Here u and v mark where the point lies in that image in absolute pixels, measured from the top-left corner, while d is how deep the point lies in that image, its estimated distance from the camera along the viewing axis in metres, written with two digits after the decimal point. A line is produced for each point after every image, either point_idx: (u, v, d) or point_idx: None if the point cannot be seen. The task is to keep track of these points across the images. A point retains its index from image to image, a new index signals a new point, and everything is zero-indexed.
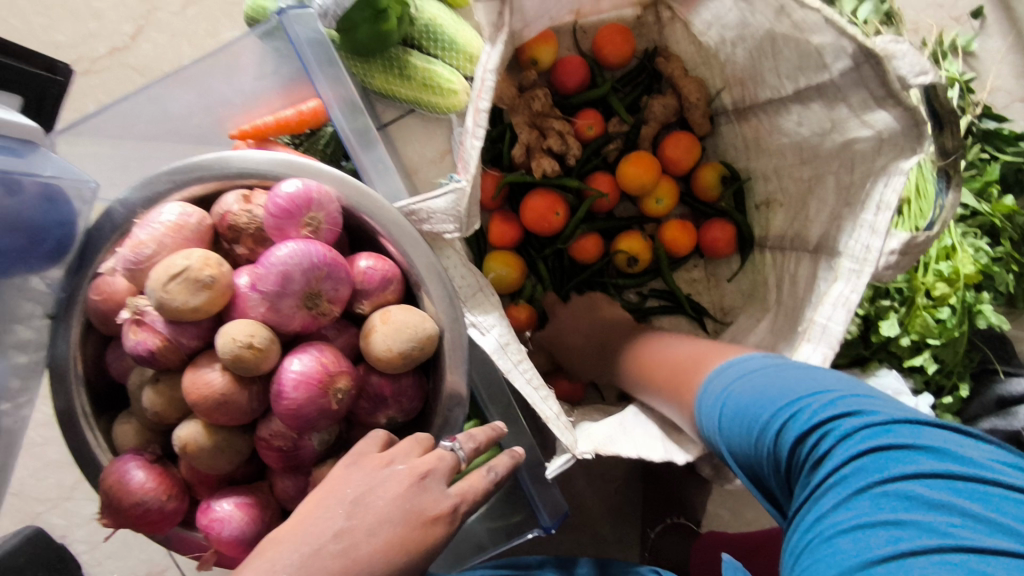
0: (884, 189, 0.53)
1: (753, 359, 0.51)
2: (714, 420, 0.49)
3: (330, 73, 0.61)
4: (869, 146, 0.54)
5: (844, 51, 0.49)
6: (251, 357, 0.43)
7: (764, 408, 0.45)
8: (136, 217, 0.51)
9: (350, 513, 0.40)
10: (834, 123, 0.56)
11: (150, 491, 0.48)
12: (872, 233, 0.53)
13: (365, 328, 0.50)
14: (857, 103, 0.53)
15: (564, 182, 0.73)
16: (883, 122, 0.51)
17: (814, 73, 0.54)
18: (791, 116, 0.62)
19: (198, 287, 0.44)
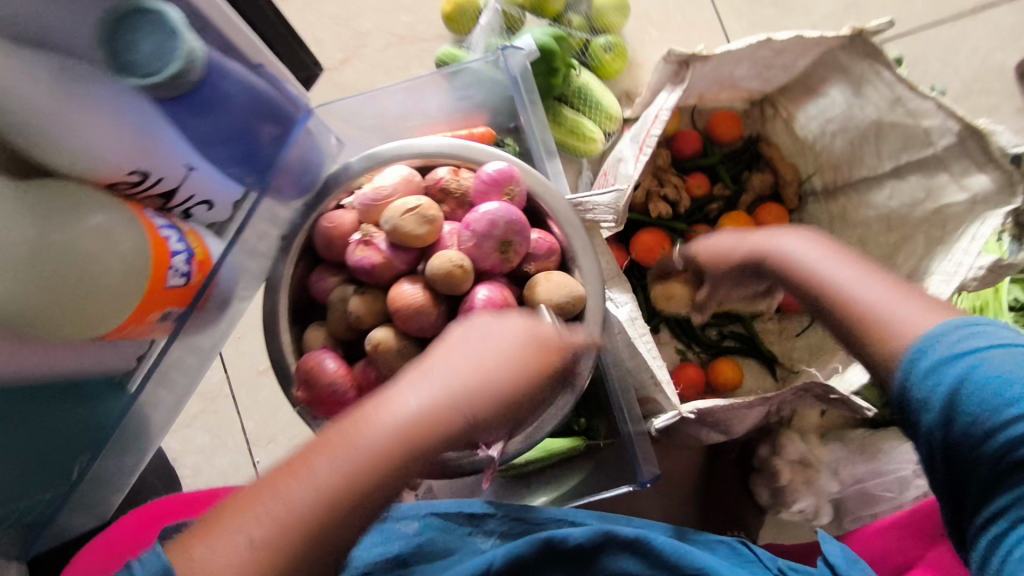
0: (980, 227, 0.61)
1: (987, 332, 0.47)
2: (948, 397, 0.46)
3: (532, 102, 0.74)
4: (961, 209, 0.65)
5: (950, 130, 0.63)
6: (459, 274, 0.58)
7: (1012, 398, 0.44)
8: (362, 177, 0.66)
9: (478, 355, 0.44)
10: (930, 191, 0.68)
11: (340, 377, 0.61)
12: (964, 253, 0.61)
13: (531, 282, 0.63)
14: (958, 170, 0.64)
15: (675, 225, 0.87)
16: (980, 185, 0.62)
17: (920, 147, 0.67)
18: (883, 191, 0.75)
19: (424, 221, 0.59)
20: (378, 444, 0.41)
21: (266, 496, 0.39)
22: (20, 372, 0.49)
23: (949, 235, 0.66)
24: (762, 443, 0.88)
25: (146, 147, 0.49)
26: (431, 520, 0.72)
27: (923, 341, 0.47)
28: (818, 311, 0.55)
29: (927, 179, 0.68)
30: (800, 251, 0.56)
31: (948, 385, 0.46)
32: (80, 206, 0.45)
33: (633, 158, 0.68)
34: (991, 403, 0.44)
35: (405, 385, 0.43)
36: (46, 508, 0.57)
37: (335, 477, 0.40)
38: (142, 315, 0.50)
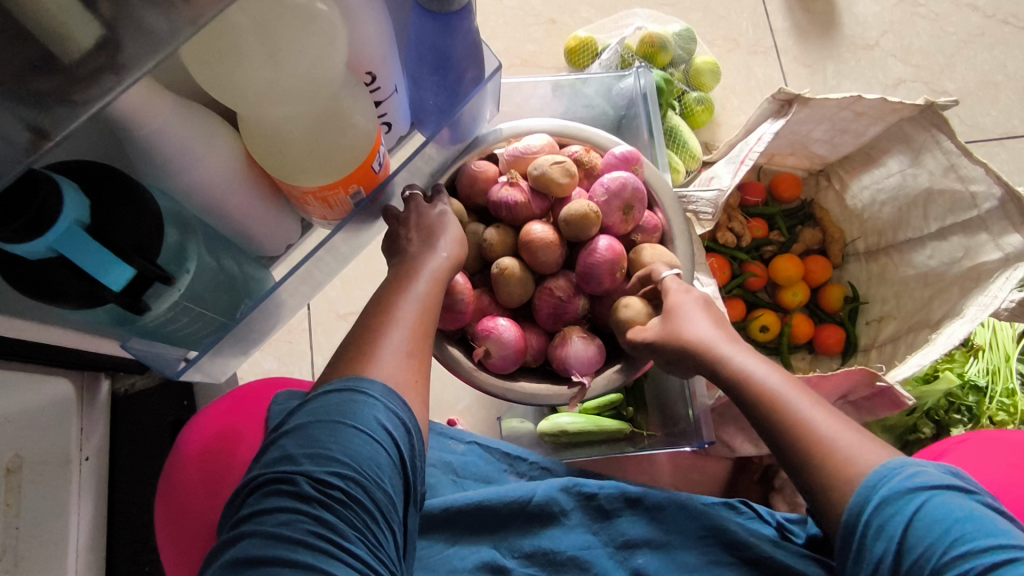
0: (1005, 282, 0.74)
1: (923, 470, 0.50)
2: (884, 524, 0.49)
3: (651, 112, 0.88)
4: (995, 264, 0.78)
5: (994, 195, 0.77)
6: (587, 220, 0.68)
7: (936, 529, 0.47)
8: (503, 143, 0.77)
9: (442, 242, 0.63)
10: (969, 251, 0.82)
11: (466, 291, 0.69)
12: (1001, 292, 0.74)
13: (636, 248, 0.73)
14: (996, 231, 0.78)
15: (736, 254, 1.00)
16: (1014, 244, 0.76)
17: (962, 211, 0.82)
18: (925, 251, 0.90)
19: (566, 174, 0.70)
20: (425, 297, 0.59)
21: (375, 358, 0.53)
22: (219, 203, 0.55)
23: (981, 281, 0.79)
24: (782, 466, 0.94)
25: (387, 57, 0.60)
26: (475, 447, 0.78)
27: (872, 476, 0.50)
28: (771, 426, 0.56)
29: (966, 239, 0.82)
30: (761, 375, 0.57)
31: (885, 515, 0.49)
32: (354, 87, 0.55)
33: (732, 169, 0.82)
34: (932, 538, 0.47)
35: (418, 253, 0.63)
36: (205, 331, 0.60)
37: (411, 326, 0.57)
38: (344, 185, 0.58)
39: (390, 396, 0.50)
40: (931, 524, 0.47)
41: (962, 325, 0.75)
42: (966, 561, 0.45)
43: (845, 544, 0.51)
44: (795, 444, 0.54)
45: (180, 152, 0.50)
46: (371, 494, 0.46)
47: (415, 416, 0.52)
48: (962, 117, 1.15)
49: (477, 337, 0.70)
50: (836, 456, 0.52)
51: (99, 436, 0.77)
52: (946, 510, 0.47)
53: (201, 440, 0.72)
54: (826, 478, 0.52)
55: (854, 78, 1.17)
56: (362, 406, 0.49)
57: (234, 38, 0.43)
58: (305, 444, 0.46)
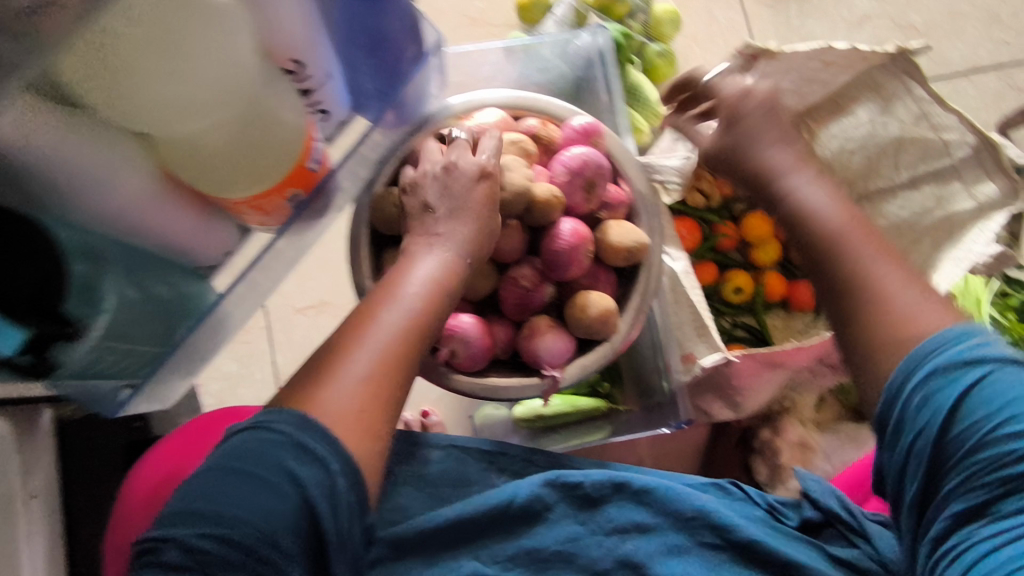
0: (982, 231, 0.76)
1: (975, 337, 0.49)
2: (936, 394, 0.48)
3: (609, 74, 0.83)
4: (968, 214, 0.78)
5: (967, 142, 0.76)
6: (553, 204, 0.63)
7: (996, 404, 0.46)
8: (454, 120, 0.71)
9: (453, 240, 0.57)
10: (940, 200, 0.80)
11: None
12: (974, 245, 0.75)
13: (602, 226, 0.69)
14: (970, 178, 0.78)
15: (706, 216, 0.97)
16: (987, 193, 0.76)
17: (935, 159, 0.80)
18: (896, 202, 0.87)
19: (522, 153, 0.67)
20: (414, 311, 0.53)
21: (330, 382, 0.49)
22: (138, 228, 0.48)
23: (957, 230, 0.79)
24: (762, 427, 0.93)
25: (314, 41, 0.53)
26: (452, 452, 0.74)
27: (923, 345, 0.50)
28: (819, 270, 0.57)
29: (938, 189, 0.80)
30: (823, 211, 0.58)
31: (932, 386, 0.48)
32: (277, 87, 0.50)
33: None
34: (987, 411, 0.46)
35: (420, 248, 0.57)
36: (135, 368, 0.58)
37: (380, 352, 0.50)
38: (276, 192, 0.54)
39: (304, 430, 0.47)
40: (988, 399, 0.47)
41: (944, 279, 0.76)
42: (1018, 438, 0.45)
43: (880, 412, 0.51)
44: (850, 286, 0.55)
45: (88, 179, 0.43)
46: (258, 553, 0.43)
47: (342, 451, 0.47)
48: (930, 53, 1.12)
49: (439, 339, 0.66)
50: (892, 310, 0.52)
51: (47, 467, 0.73)
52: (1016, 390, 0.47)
53: (146, 486, 0.68)
54: (870, 339, 0.52)
55: (819, 17, 1.11)
56: (279, 449, 0.46)
57: (122, 52, 0.39)
58: (196, 495, 0.44)
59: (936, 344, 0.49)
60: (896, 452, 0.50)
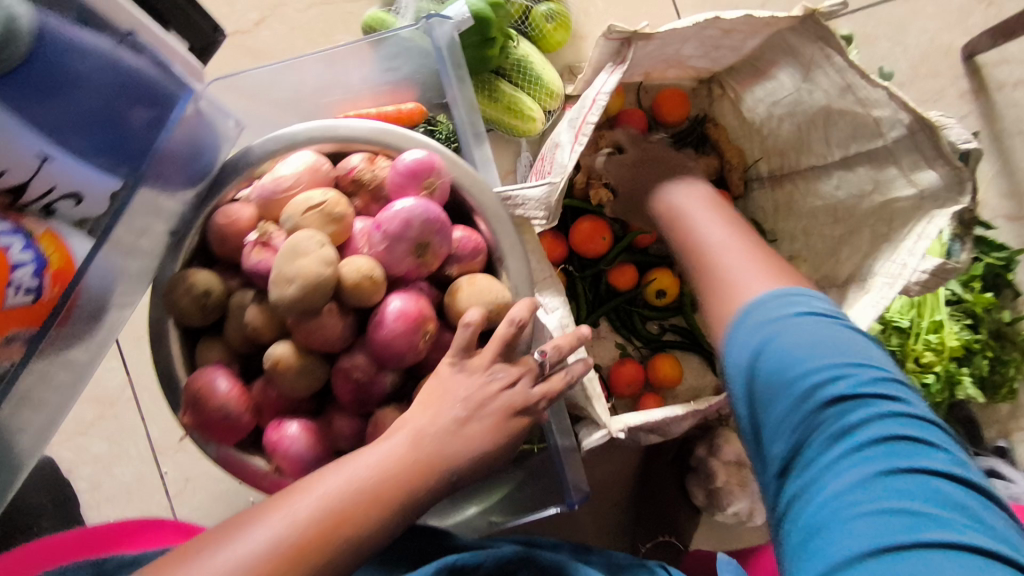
0: (926, 227, 0.60)
1: (794, 309, 0.47)
2: (747, 370, 0.46)
3: (459, 76, 0.65)
4: (909, 204, 0.64)
5: (901, 122, 0.61)
6: (368, 285, 0.50)
7: (794, 372, 0.44)
8: (269, 163, 0.59)
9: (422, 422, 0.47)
10: (878, 184, 0.67)
11: (233, 400, 0.54)
12: (909, 255, 0.60)
13: (453, 287, 0.57)
14: (907, 164, 0.63)
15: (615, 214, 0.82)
16: (928, 181, 0.61)
17: (866, 140, 0.66)
18: (831, 180, 0.73)
19: (328, 220, 0.51)
20: (358, 476, 0.44)
21: (227, 546, 0.41)
22: None
23: (894, 229, 0.66)
24: (697, 444, 0.83)
25: None
26: None
27: (737, 320, 0.49)
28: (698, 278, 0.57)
29: (874, 171, 0.67)
30: (709, 234, 0.58)
31: (747, 363, 0.46)
32: None
33: (568, 145, 0.63)
34: (783, 382, 0.44)
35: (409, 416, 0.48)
36: None
37: (298, 525, 0.42)
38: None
39: None
40: (778, 366, 0.44)
41: (865, 308, 0.61)
42: (817, 410, 0.42)
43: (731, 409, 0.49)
44: (708, 283, 0.55)
45: None
46: None
47: None
48: None
49: (266, 451, 0.56)
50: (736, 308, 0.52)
51: None
52: (824, 353, 0.44)
53: None
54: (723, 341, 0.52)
55: None
56: None
57: None
58: None
59: (765, 324, 0.47)
60: (743, 428, 0.48)
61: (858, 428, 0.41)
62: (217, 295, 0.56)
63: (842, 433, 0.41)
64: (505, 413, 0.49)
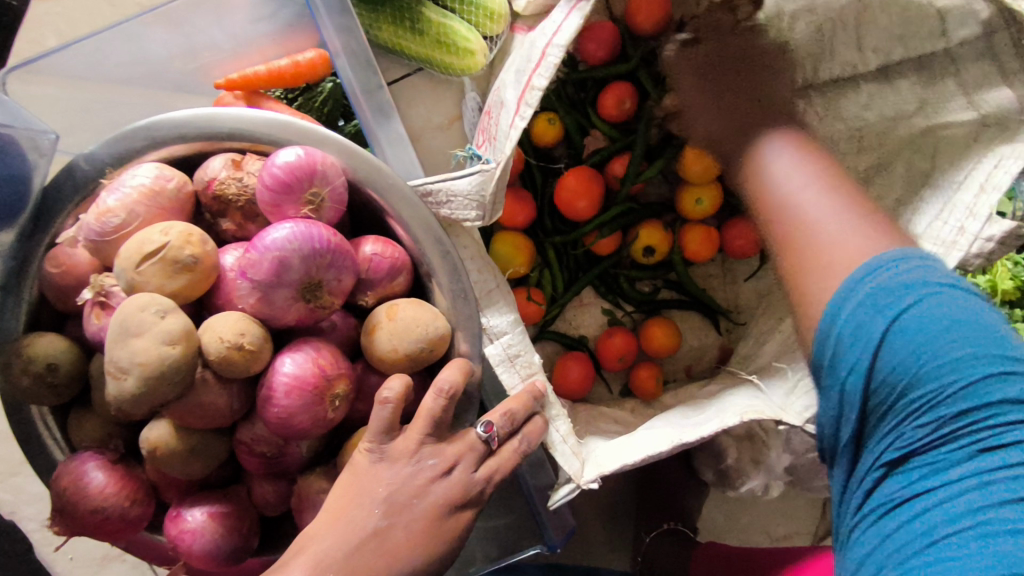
0: (993, 171, 0.47)
1: (911, 265, 0.39)
2: (855, 339, 0.39)
3: (341, 21, 0.54)
4: (963, 132, 0.51)
5: (975, 16, 0.49)
6: (240, 359, 0.37)
7: (927, 352, 0.37)
8: (105, 180, 0.43)
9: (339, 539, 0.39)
10: (923, 103, 0.53)
11: (110, 496, 0.43)
12: (966, 215, 0.47)
13: (369, 323, 0.43)
14: (970, 81, 0.51)
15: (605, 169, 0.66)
16: (997, 102, 0.49)
17: (922, 41, 0.52)
18: (858, 97, 0.56)
19: (176, 269, 0.37)
20: None
21: None
22: None
23: (939, 167, 0.52)
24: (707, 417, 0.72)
25: None
26: None
27: (838, 288, 0.41)
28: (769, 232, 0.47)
29: (925, 88, 0.53)
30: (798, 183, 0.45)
31: (840, 332, 0.40)
32: None
33: (511, 108, 0.46)
34: (903, 358, 0.37)
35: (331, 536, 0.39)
36: None
37: None
38: None
39: None
40: (919, 345, 0.37)
41: None
42: (959, 407, 0.36)
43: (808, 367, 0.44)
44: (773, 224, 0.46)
45: None
46: None
47: None
48: None
49: (170, 544, 0.45)
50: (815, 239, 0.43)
51: None
52: (947, 332, 0.37)
53: None
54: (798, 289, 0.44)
55: None
56: None
57: None
58: None
59: (865, 274, 0.40)
60: (826, 400, 0.42)
61: (997, 437, 0.36)
62: (69, 367, 0.43)
63: (982, 448, 0.36)
64: (438, 510, 0.42)
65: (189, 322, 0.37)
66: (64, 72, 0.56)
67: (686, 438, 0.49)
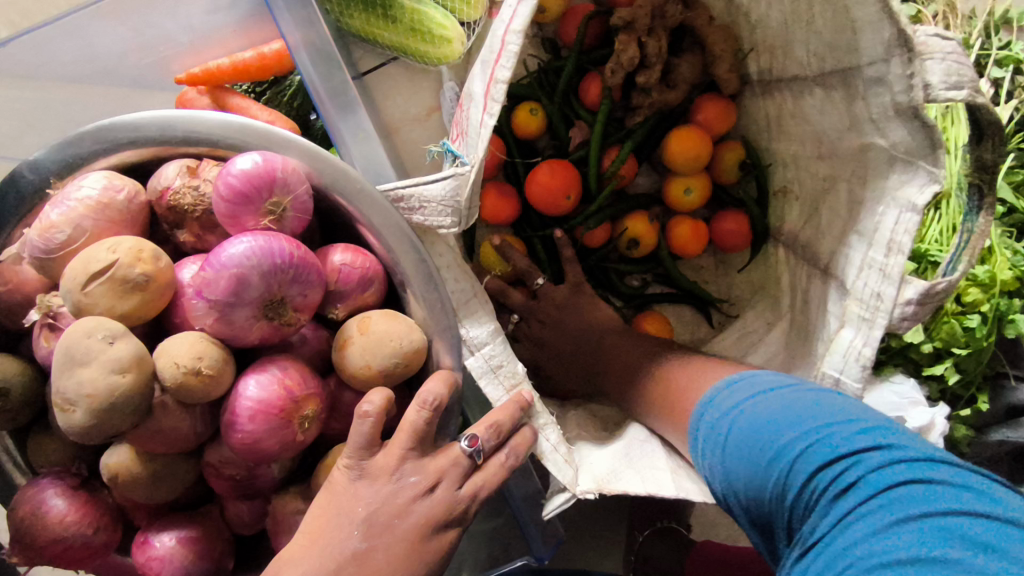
0: (894, 227, 0.46)
1: (756, 377, 0.43)
2: (715, 453, 0.42)
3: (299, 12, 0.51)
4: (883, 156, 0.47)
5: (880, 35, 0.43)
6: (198, 385, 0.35)
7: (766, 434, 0.39)
8: (52, 189, 0.40)
9: (314, 566, 0.36)
10: (853, 121, 0.49)
11: (72, 525, 0.41)
12: (881, 278, 0.47)
13: (341, 338, 0.41)
14: (875, 108, 0.46)
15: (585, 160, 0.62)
16: (900, 135, 0.45)
17: (843, 55, 0.47)
18: (811, 102, 0.53)
19: (126, 289, 0.35)
20: None
21: None
22: None
23: (866, 198, 0.49)
24: None
25: None
26: None
27: (695, 414, 0.45)
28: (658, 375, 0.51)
29: (848, 103, 0.48)
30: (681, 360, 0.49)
31: (704, 451, 0.43)
32: None
33: (480, 103, 0.43)
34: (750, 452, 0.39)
35: (307, 562, 0.37)
36: None
37: None
38: None
39: None
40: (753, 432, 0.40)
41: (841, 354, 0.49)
42: (811, 479, 0.36)
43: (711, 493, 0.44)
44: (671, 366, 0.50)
45: None
46: None
47: None
48: None
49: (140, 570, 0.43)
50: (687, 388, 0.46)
51: None
52: (776, 414, 0.39)
53: None
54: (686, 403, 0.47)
55: None
56: None
57: None
58: None
59: (706, 399, 0.45)
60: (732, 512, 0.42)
61: (861, 488, 0.34)
62: (19, 391, 0.40)
63: (833, 498, 0.35)
64: (421, 531, 0.39)
65: (141, 347, 0.34)
66: (9, 69, 0.53)
67: (693, 496, 0.46)
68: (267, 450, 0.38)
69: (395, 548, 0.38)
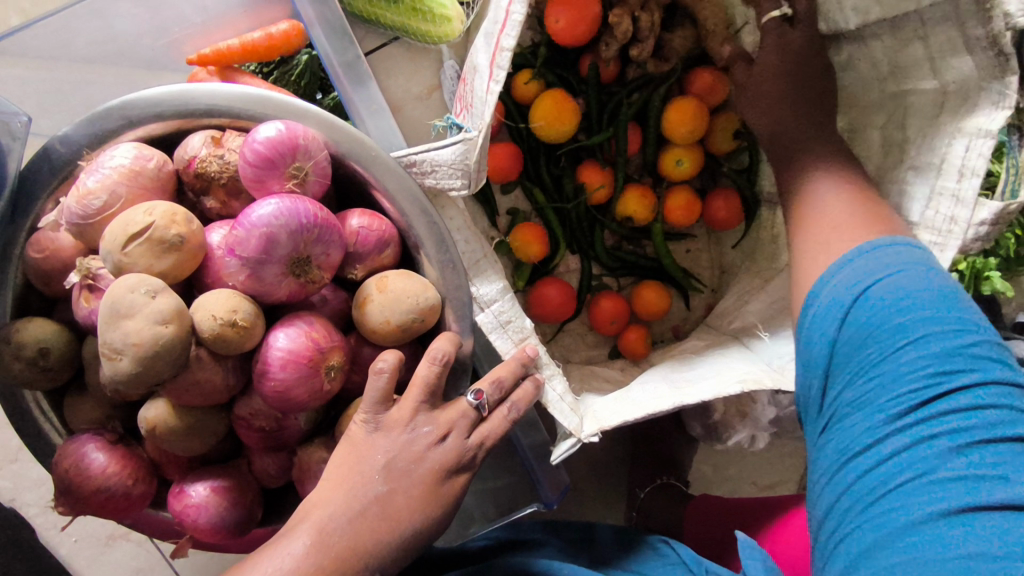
0: (964, 153, 0.47)
1: (900, 253, 0.43)
2: (833, 310, 0.44)
3: None
4: (931, 98, 0.50)
5: None
6: (233, 337, 0.38)
7: (895, 320, 0.41)
8: (83, 161, 0.42)
9: (340, 506, 0.39)
10: (894, 67, 0.52)
11: (113, 476, 0.44)
12: (955, 203, 0.47)
13: (360, 296, 0.44)
14: (937, 45, 0.48)
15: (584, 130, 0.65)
16: (961, 70, 0.47)
17: (897, 1, 0.48)
18: (837, 56, 0.55)
19: (163, 250, 0.37)
20: None
21: None
22: None
23: (912, 137, 0.51)
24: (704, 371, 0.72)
25: None
26: None
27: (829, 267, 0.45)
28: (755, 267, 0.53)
29: (897, 48, 0.51)
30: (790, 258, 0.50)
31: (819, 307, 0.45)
32: None
33: (486, 73, 0.45)
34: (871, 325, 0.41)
35: (331, 504, 0.39)
36: None
37: None
38: None
39: None
40: (877, 309, 0.41)
41: None
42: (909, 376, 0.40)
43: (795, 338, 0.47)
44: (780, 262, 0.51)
45: None
46: None
47: None
48: None
49: (176, 519, 0.46)
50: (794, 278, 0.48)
51: None
52: (913, 301, 0.41)
53: None
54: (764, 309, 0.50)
55: None
56: None
57: None
58: None
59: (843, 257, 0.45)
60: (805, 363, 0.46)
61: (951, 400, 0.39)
62: (60, 351, 0.43)
63: (926, 403, 0.39)
64: (436, 475, 0.42)
65: (179, 303, 0.37)
66: (27, 51, 0.55)
67: (688, 400, 0.49)
68: (296, 398, 0.41)
69: (413, 490, 0.41)
